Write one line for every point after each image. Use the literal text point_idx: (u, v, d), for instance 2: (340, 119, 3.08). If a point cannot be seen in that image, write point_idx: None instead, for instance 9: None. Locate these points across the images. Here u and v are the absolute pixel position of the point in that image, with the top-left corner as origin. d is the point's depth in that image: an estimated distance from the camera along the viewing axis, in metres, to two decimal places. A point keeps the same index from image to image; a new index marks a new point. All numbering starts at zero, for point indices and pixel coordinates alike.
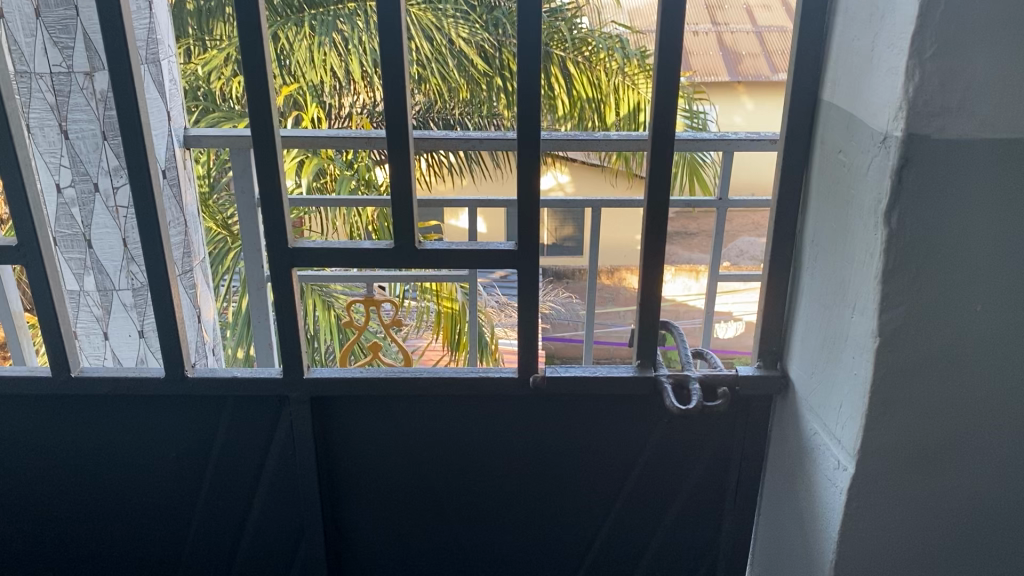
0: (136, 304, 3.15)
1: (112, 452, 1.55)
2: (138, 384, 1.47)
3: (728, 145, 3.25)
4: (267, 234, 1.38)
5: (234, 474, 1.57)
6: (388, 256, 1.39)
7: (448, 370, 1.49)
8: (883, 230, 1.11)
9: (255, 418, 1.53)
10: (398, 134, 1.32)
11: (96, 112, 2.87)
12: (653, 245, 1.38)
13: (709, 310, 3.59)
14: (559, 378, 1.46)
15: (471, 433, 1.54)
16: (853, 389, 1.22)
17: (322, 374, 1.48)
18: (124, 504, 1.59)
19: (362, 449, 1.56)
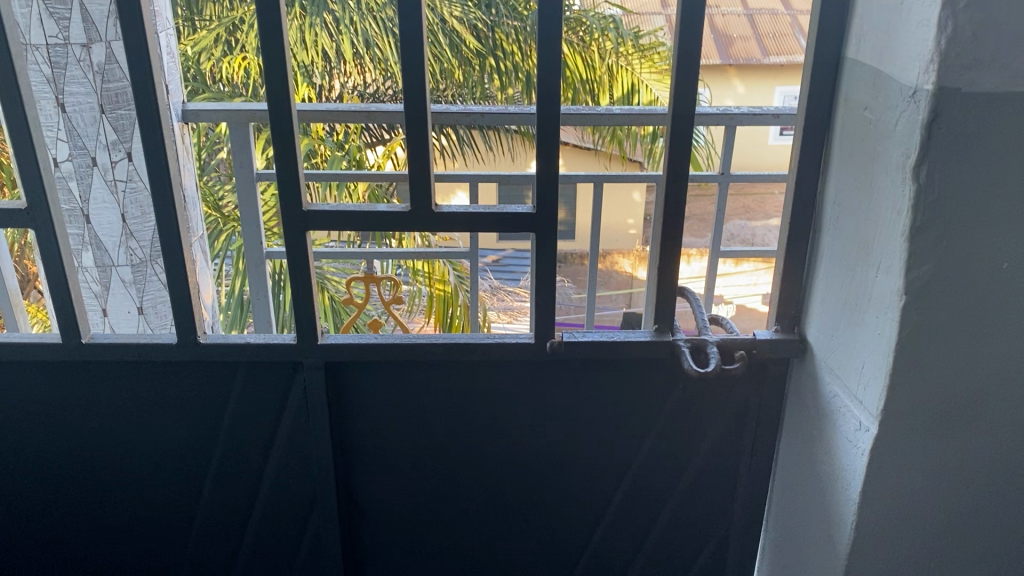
0: (135, 280, 3.12)
1: (122, 420, 1.53)
2: (150, 350, 1.46)
3: (731, 120, 3.23)
4: (282, 198, 1.36)
5: (247, 440, 1.56)
6: (404, 221, 1.37)
7: (464, 336, 1.48)
8: (912, 186, 1.10)
9: (268, 385, 1.52)
10: (417, 95, 1.30)
11: (93, 85, 2.84)
12: (673, 208, 1.37)
13: (709, 286, 3.57)
14: (576, 343, 1.44)
15: (485, 401, 1.53)
16: (876, 349, 1.21)
17: (336, 340, 1.47)
18: (135, 474, 1.58)
19: (376, 415, 1.54)
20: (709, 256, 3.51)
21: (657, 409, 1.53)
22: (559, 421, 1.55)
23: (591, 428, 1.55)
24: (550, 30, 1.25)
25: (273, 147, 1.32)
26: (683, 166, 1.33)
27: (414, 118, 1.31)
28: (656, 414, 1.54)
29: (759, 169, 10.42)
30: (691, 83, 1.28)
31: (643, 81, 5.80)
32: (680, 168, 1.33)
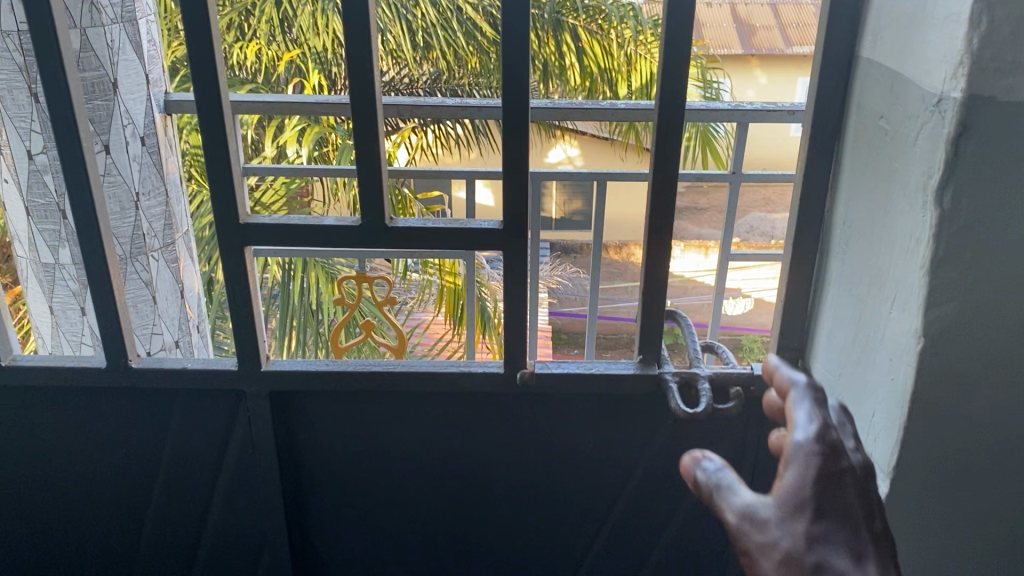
0: (115, 278, 2.99)
1: (48, 453, 1.38)
2: (77, 375, 1.31)
3: (743, 116, 3.04)
4: (216, 209, 1.20)
5: (190, 474, 1.40)
6: (354, 236, 1.21)
7: (426, 364, 1.32)
8: (933, 212, 0.93)
9: (210, 414, 1.36)
10: (366, 95, 1.14)
11: None
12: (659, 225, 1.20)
13: (720, 288, 3.40)
14: (550, 375, 1.28)
15: (453, 435, 1.37)
16: (888, 397, 1.04)
17: (283, 367, 1.31)
18: (65, 510, 1.43)
19: (330, 449, 1.39)
20: (721, 257, 3.33)
21: (646, 447, 1.36)
22: (536, 458, 1.38)
23: (568, 468, 1.38)
24: (517, 22, 1.09)
25: (204, 152, 1.17)
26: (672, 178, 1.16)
27: (363, 119, 1.15)
28: (645, 455, 1.36)
29: (780, 162, 10.20)
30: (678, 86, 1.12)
31: None
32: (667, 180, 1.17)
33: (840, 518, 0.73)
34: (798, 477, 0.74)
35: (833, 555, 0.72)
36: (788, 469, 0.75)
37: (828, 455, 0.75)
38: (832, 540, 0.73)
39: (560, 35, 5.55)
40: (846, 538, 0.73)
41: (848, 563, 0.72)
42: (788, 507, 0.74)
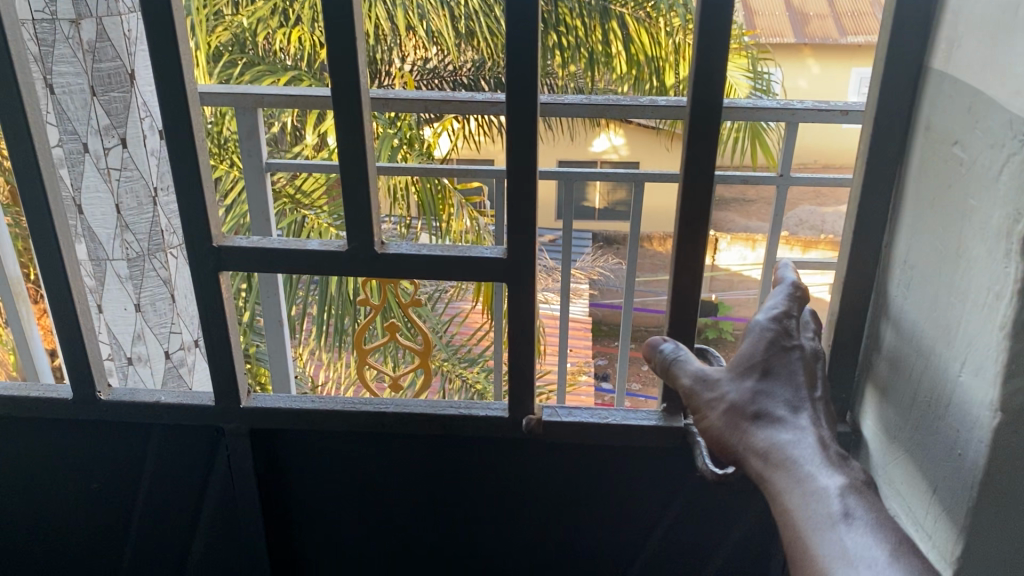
0: (132, 276, 2.89)
1: (11, 494, 1.27)
2: (39, 408, 1.19)
3: (793, 116, 2.84)
4: (187, 231, 1.08)
5: (166, 518, 1.28)
6: (342, 264, 1.07)
7: (422, 404, 1.18)
8: (1018, 263, 0.76)
9: (188, 452, 1.24)
10: (350, 108, 1.00)
11: (84, 65, 2.61)
12: (689, 255, 1.13)
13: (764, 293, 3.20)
14: (561, 425, 1.15)
15: (455, 482, 1.23)
16: (952, 475, 0.88)
17: (264, 403, 1.19)
18: (31, 553, 1.31)
19: (319, 490, 1.26)
20: (766, 263, 3.13)
21: (669, 504, 1.20)
22: (545, 511, 1.24)
23: (577, 520, 1.23)
24: (524, 27, 0.94)
25: (174, 167, 1.05)
26: (706, 207, 1.10)
27: (348, 136, 1.01)
28: (668, 512, 1.21)
29: (832, 155, 9.90)
30: (715, 110, 1.04)
31: None
32: (702, 207, 1.10)
33: (782, 376, 0.97)
34: (751, 347, 0.99)
35: (772, 404, 0.96)
36: (745, 341, 1.00)
37: (775, 332, 0.99)
38: (775, 395, 0.97)
39: (608, 22, 5.88)
40: (785, 391, 0.97)
41: (786, 410, 0.96)
42: (742, 369, 1.00)
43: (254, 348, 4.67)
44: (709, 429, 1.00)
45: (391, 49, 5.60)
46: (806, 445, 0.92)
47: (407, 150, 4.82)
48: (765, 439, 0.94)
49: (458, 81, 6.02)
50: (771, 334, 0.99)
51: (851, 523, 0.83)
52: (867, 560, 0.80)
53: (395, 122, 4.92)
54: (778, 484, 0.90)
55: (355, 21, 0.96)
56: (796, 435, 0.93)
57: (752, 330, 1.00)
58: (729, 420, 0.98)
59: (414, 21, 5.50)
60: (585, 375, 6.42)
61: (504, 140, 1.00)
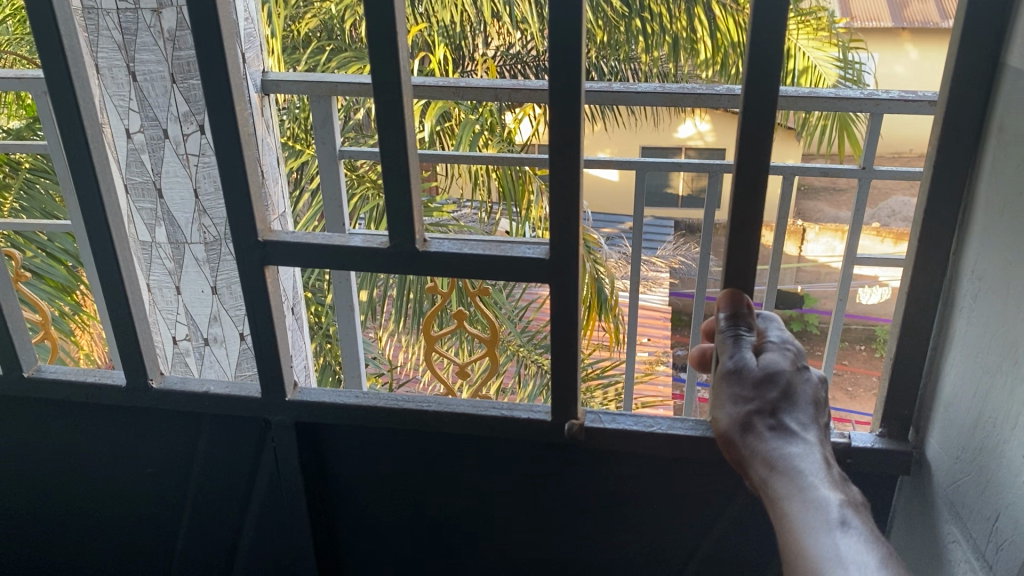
0: (208, 259, 2.97)
1: (96, 459, 1.43)
2: (97, 392, 1.35)
3: (877, 106, 2.70)
4: (236, 227, 1.16)
5: (217, 493, 1.39)
6: (383, 259, 1.13)
7: (466, 405, 1.26)
8: None
9: (237, 441, 1.36)
10: (393, 117, 1.05)
11: (164, 52, 2.66)
12: (741, 266, 1.10)
13: (843, 289, 3.07)
14: (602, 430, 1.22)
15: (488, 481, 1.32)
16: (1016, 498, 0.86)
17: (309, 397, 1.29)
18: (108, 516, 1.48)
19: (359, 482, 1.37)
20: (845, 257, 3.01)
21: (696, 495, 1.26)
22: (578, 501, 1.31)
23: (606, 509, 1.30)
24: (554, 47, 0.98)
25: (223, 170, 1.12)
26: (756, 213, 1.07)
27: (389, 140, 1.07)
28: (707, 509, 1.26)
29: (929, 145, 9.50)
30: (766, 124, 1.02)
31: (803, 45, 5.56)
32: (753, 212, 1.07)
33: (799, 396, 1.05)
34: (774, 357, 1.08)
35: (787, 418, 1.03)
36: (762, 354, 1.09)
37: (796, 356, 1.09)
38: (789, 411, 1.04)
39: (693, 9, 5.77)
40: (796, 407, 1.05)
41: (795, 424, 1.04)
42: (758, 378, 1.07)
43: (333, 329, 4.77)
44: (717, 423, 1.09)
45: (475, 35, 5.66)
46: (813, 459, 0.99)
47: (487, 138, 4.88)
48: (777, 450, 1.01)
49: (540, 65, 6.03)
50: (793, 355, 1.08)
51: (846, 531, 0.90)
52: (857, 564, 0.86)
53: (477, 108, 4.93)
54: (779, 485, 0.97)
55: (396, 32, 1.01)
56: (804, 450, 1.00)
57: (775, 346, 1.10)
58: (741, 416, 1.06)
59: (498, 7, 5.49)
60: (662, 365, 6.36)
61: (547, 149, 1.03)
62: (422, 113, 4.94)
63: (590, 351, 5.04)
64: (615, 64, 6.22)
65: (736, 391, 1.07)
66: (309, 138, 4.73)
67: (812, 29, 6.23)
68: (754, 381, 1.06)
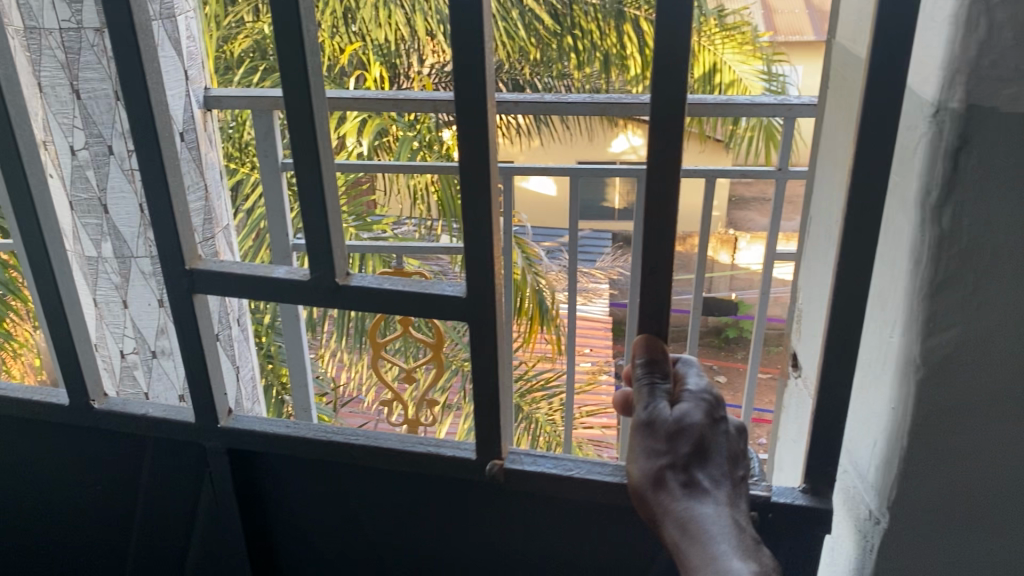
0: (155, 272, 3.03)
1: (69, 464, 1.80)
2: (46, 408, 1.71)
3: (789, 111, 2.91)
4: (165, 259, 1.46)
5: (168, 485, 1.75)
6: (304, 290, 1.41)
7: (393, 440, 1.59)
8: (931, 232, 1.10)
9: (180, 446, 1.72)
10: (310, 149, 1.31)
11: (108, 70, 2.74)
12: (654, 303, 1.24)
13: (765, 287, 3.26)
14: (521, 470, 1.52)
15: (405, 493, 1.67)
16: (885, 420, 1.22)
17: (237, 425, 1.64)
18: (88, 510, 1.84)
19: (299, 496, 1.72)
20: (766, 258, 3.20)
21: None
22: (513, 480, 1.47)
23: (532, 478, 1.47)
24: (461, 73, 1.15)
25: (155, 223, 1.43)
26: (665, 268, 1.23)
27: (309, 188, 1.33)
28: None
29: None
30: (673, 144, 1.16)
31: (725, 61, 6.45)
32: (663, 262, 1.22)
33: (710, 451, 1.22)
34: (691, 410, 1.22)
35: (699, 477, 1.20)
36: (679, 405, 1.23)
37: (709, 406, 1.24)
38: (700, 468, 1.21)
39: (623, 28, 6.31)
40: (707, 462, 1.21)
41: (705, 479, 1.21)
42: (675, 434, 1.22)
43: (274, 349, 4.82)
44: (632, 473, 1.24)
45: (409, 52, 5.76)
46: (720, 520, 1.16)
47: (425, 154, 5.05)
48: (689, 510, 1.18)
49: None
50: (706, 406, 1.24)
51: None
52: None
53: (414, 125, 5.09)
54: (690, 547, 1.14)
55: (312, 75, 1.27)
56: (712, 510, 1.17)
57: (691, 395, 1.25)
58: (654, 470, 1.21)
59: (432, 25, 5.67)
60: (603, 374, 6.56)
61: (459, 167, 1.26)
62: (358, 129, 5.06)
63: (532, 363, 5.20)
64: (550, 81, 6.39)
65: (651, 443, 1.22)
66: (245, 156, 4.80)
67: (737, 44, 6.53)
68: (672, 437, 1.21)
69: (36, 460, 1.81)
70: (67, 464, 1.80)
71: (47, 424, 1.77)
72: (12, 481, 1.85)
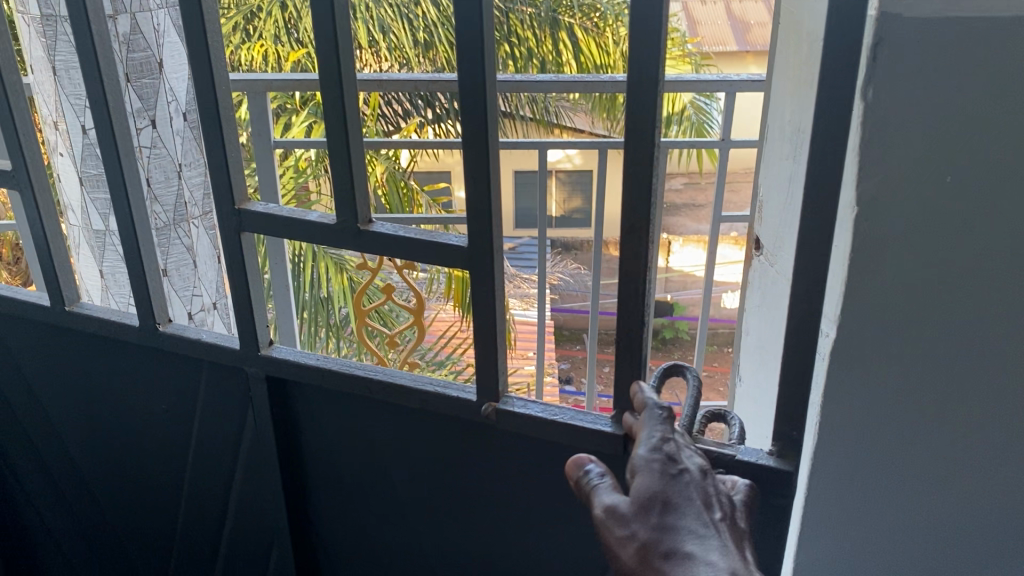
0: (160, 243, 3.25)
1: (134, 385, 1.97)
2: (116, 327, 1.86)
3: (730, 87, 3.31)
4: (218, 197, 1.59)
5: (219, 414, 1.90)
6: (331, 233, 1.53)
7: (406, 378, 1.64)
8: (861, 103, 1.22)
9: (226, 376, 1.84)
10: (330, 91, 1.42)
11: (120, 55, 3.00)
12: (631, 270, 1.33)
13: (715, 251, 3.61)
14: (512, 413, 1.56)
15: (424, 425, 1.72)
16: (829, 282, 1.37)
17: (279, 353, 1.74)
18: (148, 428, 2.01)
19: (325, 421, 1.81)
20: (713, 223, 3.56)
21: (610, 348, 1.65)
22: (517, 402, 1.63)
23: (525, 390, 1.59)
24: None
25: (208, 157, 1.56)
26: (643, 224, 1.29)
27: (336, 138, 1.46)
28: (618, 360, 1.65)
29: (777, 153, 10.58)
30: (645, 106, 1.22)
31: None
32: (640, 221, 1.29)
33: (682, 506, 1.07)
34: (645, 482, 1.11)
35: (680, 541, 1.03)
36: (637, 480, 1.12)
37: (663, 467, 1.13)
38: (679, 530, 1.05)
39: None
40: (686, 517, 1.06)
41: (691, 542, 1.03)
42: (642, 507, 1.08)
43: None
44: (618, 566, 1.07)
45: None
46: None
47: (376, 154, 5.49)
48: None
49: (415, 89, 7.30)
50: (660, 469, 1.12)
51: None
52: None
53: None
54: None
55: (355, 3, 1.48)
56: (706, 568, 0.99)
57: (642, 466, 1.14)
58: (636, 551, 1.05)
59: None
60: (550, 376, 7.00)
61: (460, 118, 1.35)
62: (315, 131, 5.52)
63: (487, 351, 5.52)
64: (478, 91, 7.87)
65: (622, 527, 1.08)
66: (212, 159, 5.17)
67: None
68: (628, 518, 1.08)
69: (102, 383, 2.01)
70: (132, 387, 1.98)
71: (119, 345, 1.93)
72: (81, 403, 2.05)
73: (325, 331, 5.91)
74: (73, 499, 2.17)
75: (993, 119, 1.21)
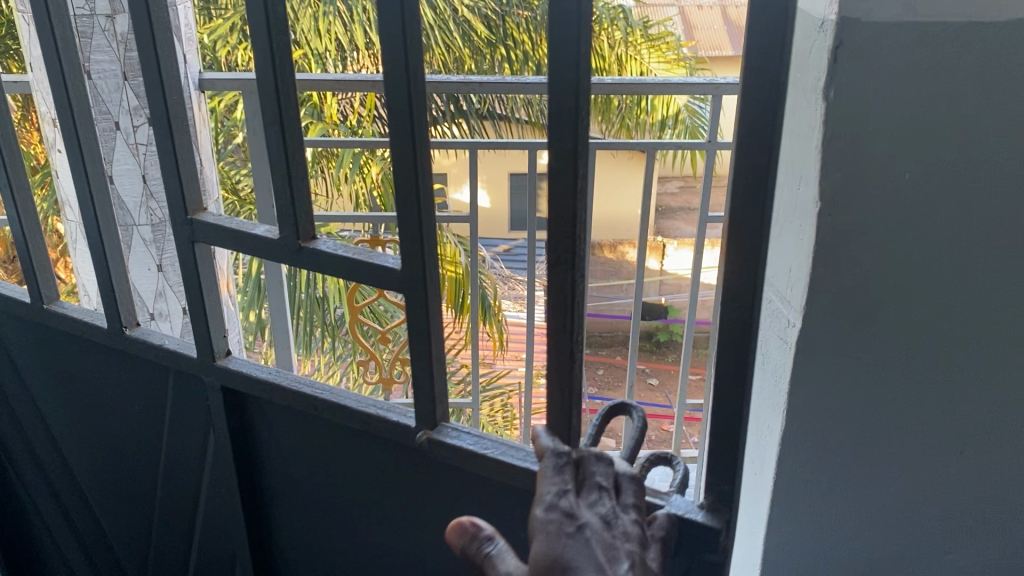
0: (155, 239, 3.30)
1: (111, 387, 1.97)
2: (87, 329, 1.86)
3: (717, 90, 3.38)
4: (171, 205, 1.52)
5: (183, 421, 1.87)
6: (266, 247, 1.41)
7: (353, 400, 1.53)
8: (824, 102, 1.28)
9: (190, 383, 1.79)
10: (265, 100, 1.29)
11: (117, 53, 3.06)
12: (561, 300, 1.17)
13: (702, 250, 3.67)
14: (446, 444, 1.42)
15: (374, 454, 1.60)
16: (794, 274, 1.42)
17: (236, 366, 1.66)
18: (125, 428, 2.01)
19: (282, 439, 1.72)
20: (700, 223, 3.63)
21: None
22: None
23: None
24: None
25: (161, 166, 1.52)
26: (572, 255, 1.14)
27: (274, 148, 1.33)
28: None
29: None
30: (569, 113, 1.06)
31: None
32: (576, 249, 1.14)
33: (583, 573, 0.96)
34: (541, 549, 0.98)
35: None
36: (534, 545, 0.99)
37: (561, 524, 1.00)
38: None
39: None
40: None
41: None
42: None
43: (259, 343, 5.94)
44: None
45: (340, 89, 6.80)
46: None
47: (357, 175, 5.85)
48: None
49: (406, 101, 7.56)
50: (559, 526, 0.99)
51: None
52: None
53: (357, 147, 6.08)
54: None
55: None
56: None
57: (539, 525, 1.00)
58: None
59: None
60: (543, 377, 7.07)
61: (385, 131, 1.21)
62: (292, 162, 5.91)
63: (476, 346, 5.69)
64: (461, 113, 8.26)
65: None
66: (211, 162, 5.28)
67: None
68: None
69: (83, 381, 2.02)
70: (110, 387, 1.98)
71: (96, 346, 1.94)
72: (67, 397, 2.08)
73: (320, 330, 5.99)
74: (63, 490, 2.22)
75: (949, 119, 1.27)
